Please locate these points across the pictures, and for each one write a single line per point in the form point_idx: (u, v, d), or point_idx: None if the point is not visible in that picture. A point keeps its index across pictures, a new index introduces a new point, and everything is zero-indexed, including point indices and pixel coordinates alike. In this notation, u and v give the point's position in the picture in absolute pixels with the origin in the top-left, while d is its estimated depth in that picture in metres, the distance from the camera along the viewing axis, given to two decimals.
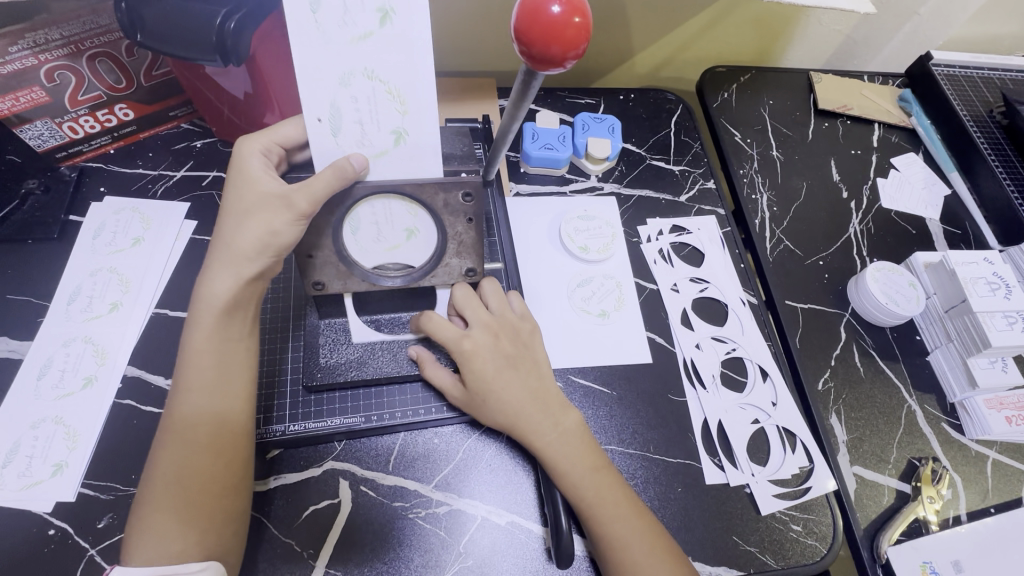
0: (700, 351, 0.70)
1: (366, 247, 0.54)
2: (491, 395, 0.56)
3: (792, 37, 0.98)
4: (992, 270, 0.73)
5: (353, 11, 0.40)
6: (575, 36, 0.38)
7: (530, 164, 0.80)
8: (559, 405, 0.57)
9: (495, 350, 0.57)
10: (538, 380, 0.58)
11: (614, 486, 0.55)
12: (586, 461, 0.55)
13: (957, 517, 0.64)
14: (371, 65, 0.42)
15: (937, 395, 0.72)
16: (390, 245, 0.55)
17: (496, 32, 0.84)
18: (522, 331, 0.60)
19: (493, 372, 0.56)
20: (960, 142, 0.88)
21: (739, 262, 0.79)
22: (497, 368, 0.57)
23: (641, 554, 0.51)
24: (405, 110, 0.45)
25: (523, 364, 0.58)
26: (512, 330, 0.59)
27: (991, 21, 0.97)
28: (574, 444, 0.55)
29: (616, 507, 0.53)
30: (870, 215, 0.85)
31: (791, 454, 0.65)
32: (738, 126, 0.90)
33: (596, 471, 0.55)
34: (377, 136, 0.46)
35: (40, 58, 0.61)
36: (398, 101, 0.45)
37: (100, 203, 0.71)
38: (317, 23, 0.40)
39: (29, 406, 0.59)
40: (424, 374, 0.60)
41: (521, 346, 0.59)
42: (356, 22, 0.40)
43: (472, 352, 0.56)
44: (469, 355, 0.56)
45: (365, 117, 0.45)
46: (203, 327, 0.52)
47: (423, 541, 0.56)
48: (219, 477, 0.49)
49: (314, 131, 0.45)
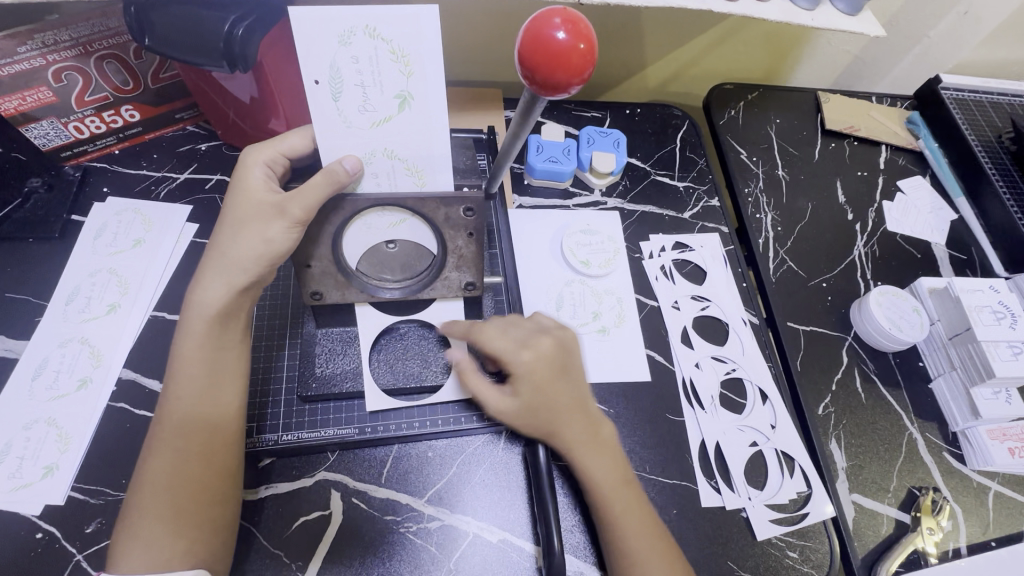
0: (699, 370, 0.70)
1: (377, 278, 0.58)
2: (541, 408, 0.55)
3: (801, 55, 0.97)
4: (997, 298, 0.72)
5: (374, 99, 0.44)
6: (581, 62, 0.38)
7: (534, 176, 0.80)
8: (597, 420, 0.57)
9: (550, 362, 0.56)
10: (578, 392, 0.57)
11: (624, 506, 0.54)
12: (616, 476, 0.55)
13: (956, 549, 0.63)
14: (391, 145, 0.47)
15: (939, 424, 0.71)
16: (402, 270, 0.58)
17: (504, 43, 0.84)
18: (567, 338, 0.59)
19: (549, 388, 0.55)
20: (967, 167, 0.88)
21: (742, 281, 0.78)
22: (553, 383, 0.55)
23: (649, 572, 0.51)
24: (423, 183, 0.50)
25: (568, 374, 0.57)
26: (563, 341, 0.58)
27: (1003, 46, 0.96)
28: (606, 459, 0.56)
29: (639, 526, 0.53)
30: (875, 237, 0.85)
31: (789, 479, 0.64)
32: (743, 143, 0.90)
33: (624, 486, 0.55)
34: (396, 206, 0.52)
35: (48, 59, 0.61)
36: (417, 176, 0.49)
37: (103, 203, 0.71)
38: (339, 110, 0.44)
39: (23, 406, 0.58)
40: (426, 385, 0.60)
41: (565, 354, 0.58)
42: (375, 109, 0.44)
43: (531, 368, 0.55)
44: (529, 370, 0.55)
45: (386, 190, 0.50)
46: (192, 336, 0.52)
47: (412, 556, 0.55)
48: (207, 485, 0.49)
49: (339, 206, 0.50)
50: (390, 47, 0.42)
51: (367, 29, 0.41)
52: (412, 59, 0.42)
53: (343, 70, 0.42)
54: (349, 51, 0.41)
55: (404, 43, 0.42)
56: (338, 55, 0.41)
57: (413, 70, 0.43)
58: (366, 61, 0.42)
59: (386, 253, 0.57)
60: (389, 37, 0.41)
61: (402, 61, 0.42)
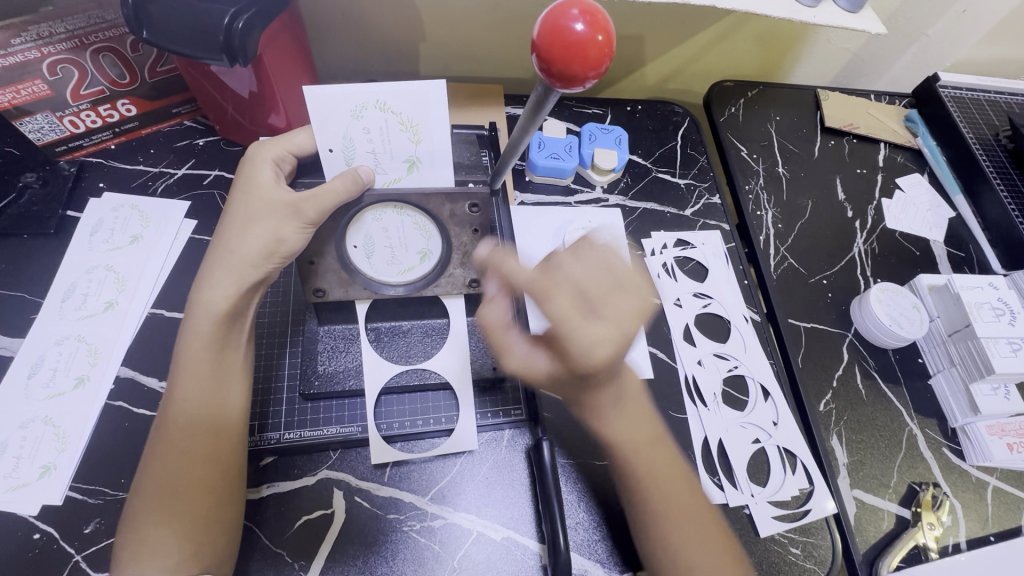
0: (701, 368, 0.70)
1: (380, 268, 0.56)
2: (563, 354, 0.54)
3: (800, 53, 0.98)
4: (997, 295, 0.73)
5: (384, 163, 0.49)
6: (598, 55, 0.37)
7: (536, 173, 0.79)
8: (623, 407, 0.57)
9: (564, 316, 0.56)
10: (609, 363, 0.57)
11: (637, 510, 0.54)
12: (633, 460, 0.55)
13: (956, 544, 0.64)
14: (400, 203, 0.53)
15: (938, 420, 0.71)
16: (403, 267, 0.57)
17: (506, 39, 0.83)
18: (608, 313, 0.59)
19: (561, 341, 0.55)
20: (965, 164, 0.88)
21: (743, 279, 0.78)
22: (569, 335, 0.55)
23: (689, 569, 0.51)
24: (430, 236, 0.56)
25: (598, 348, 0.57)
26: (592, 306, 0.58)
27: (999, 45, 0.96)
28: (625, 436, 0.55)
29: None
30: (875, 234, 0.85)
31: (792, 476, 0.64)
32: (744, 140, 0.90)
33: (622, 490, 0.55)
34: (406, 255, 0.57)
35: (43, 51, 0.59)
36: (425, 230, 0.55)
37: (99, 199, 0.70)
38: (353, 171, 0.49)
39: (19, 405, 0.57)
40: (439, 381, 0.61)
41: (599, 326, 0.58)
42: (386, 171, 0.50)
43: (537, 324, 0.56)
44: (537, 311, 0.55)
45: (395, 242, 0.56)
46: (188, 333, 0.51)
47: (417, 554, 0.55)
48: (214, 487, 0.48)
49: (352, 255, 0.55)
50: (399, 119, 0.46)
51: (378, 104, 0.45)
52: (420, 128, 0.47)
53: (355, 138, 0.47)
54: (361, 123, 0.46)
55: (411, 114, 0.46)
56: (351, 127, 0.46)
57: (420, 139, 0.48)
58: (377, 131, 0.47)
59: (386, 252, 0.56)
60: (398, 110, 0.46)
61: (411, 131, 0.47)
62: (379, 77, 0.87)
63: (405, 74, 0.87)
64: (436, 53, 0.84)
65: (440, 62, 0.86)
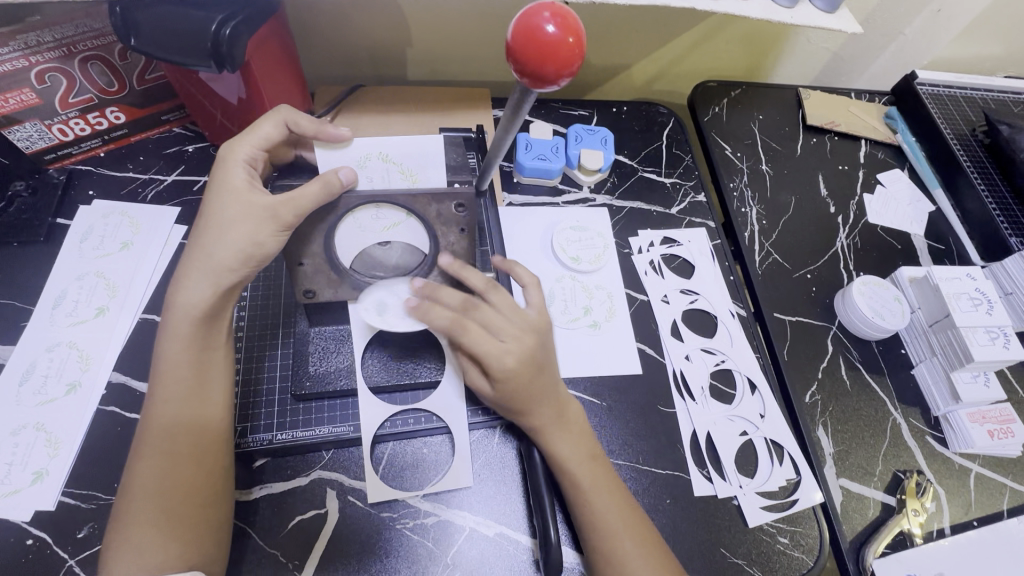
0: (689, 362, 0.71)
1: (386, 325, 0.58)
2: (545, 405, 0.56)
3: (781, 54, 1.00)
4: (975, 285, 0.74)
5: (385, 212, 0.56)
6: (570, 55, 0.39)
7: (523, 174, 0.80)
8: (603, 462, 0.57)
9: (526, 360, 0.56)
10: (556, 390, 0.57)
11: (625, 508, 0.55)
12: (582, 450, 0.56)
13: (940, 529, 0.65)
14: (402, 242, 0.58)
15: (921, 409, 0.73)
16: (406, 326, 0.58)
17: (492, 43, 0.84)
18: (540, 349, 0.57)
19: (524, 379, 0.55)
20: (945, 161, 0.90)
21: (729, 275, 0.79)
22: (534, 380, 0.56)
23: (628, 547, 0.52)
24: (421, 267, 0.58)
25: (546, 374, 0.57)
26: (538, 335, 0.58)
27: (974, 43, 0.99)
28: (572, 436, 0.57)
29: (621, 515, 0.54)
30: (857, 229, 0.87)
31: (779, 466, 0.65)
32: (727, 139, 0.91)
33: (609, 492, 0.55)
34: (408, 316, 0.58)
35: (31, 60, 0.60)
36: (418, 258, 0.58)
37: (89, 207, 0.70)
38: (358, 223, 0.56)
39: (10, 412, 0.57)
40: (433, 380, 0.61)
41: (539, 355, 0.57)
42: (386, 217, 0.56)
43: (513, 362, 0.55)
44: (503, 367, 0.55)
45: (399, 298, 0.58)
46: (173, 336, 0.52)
47: (410, 552, 0.56)
48: (199, 486, 0.49)
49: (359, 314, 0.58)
50: (399, 168, 0.54)
51: (381, 155, 0.53)
52: (416, 174, 0.55)
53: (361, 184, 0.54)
54: (366, 171, 0.54)
55: (410, 164, 0.54)
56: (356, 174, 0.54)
57: (417, 182, 0.55)
58: (379, 178, 0.54)
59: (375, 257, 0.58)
60: (398, 160, 0.54)
61: (409, 177, 0.55)
62: (366, 82, 0.88)
63: (392, 78, 0.88)
64: (424, 57, 0.85)
65: (427, 67, 0.87)
